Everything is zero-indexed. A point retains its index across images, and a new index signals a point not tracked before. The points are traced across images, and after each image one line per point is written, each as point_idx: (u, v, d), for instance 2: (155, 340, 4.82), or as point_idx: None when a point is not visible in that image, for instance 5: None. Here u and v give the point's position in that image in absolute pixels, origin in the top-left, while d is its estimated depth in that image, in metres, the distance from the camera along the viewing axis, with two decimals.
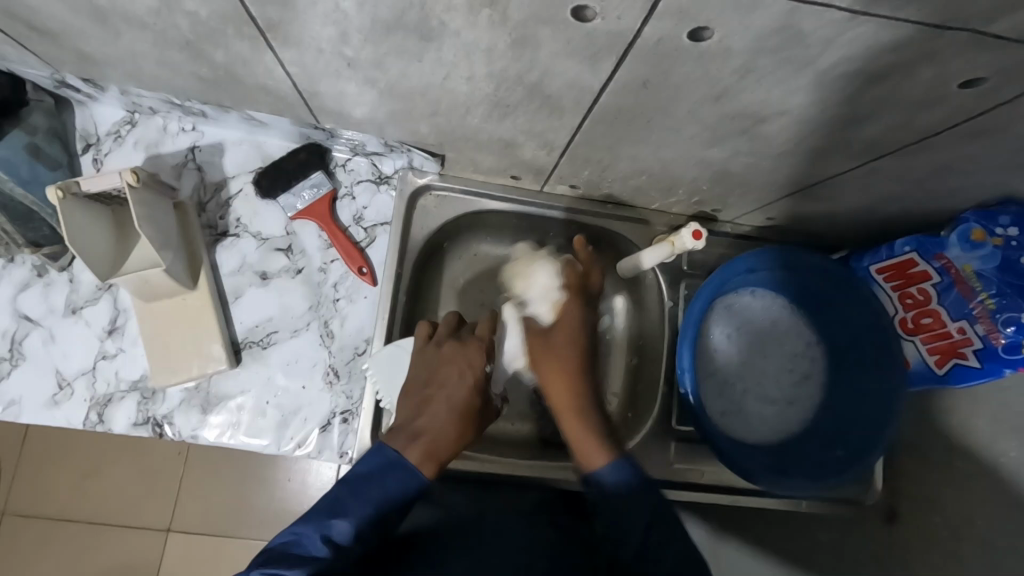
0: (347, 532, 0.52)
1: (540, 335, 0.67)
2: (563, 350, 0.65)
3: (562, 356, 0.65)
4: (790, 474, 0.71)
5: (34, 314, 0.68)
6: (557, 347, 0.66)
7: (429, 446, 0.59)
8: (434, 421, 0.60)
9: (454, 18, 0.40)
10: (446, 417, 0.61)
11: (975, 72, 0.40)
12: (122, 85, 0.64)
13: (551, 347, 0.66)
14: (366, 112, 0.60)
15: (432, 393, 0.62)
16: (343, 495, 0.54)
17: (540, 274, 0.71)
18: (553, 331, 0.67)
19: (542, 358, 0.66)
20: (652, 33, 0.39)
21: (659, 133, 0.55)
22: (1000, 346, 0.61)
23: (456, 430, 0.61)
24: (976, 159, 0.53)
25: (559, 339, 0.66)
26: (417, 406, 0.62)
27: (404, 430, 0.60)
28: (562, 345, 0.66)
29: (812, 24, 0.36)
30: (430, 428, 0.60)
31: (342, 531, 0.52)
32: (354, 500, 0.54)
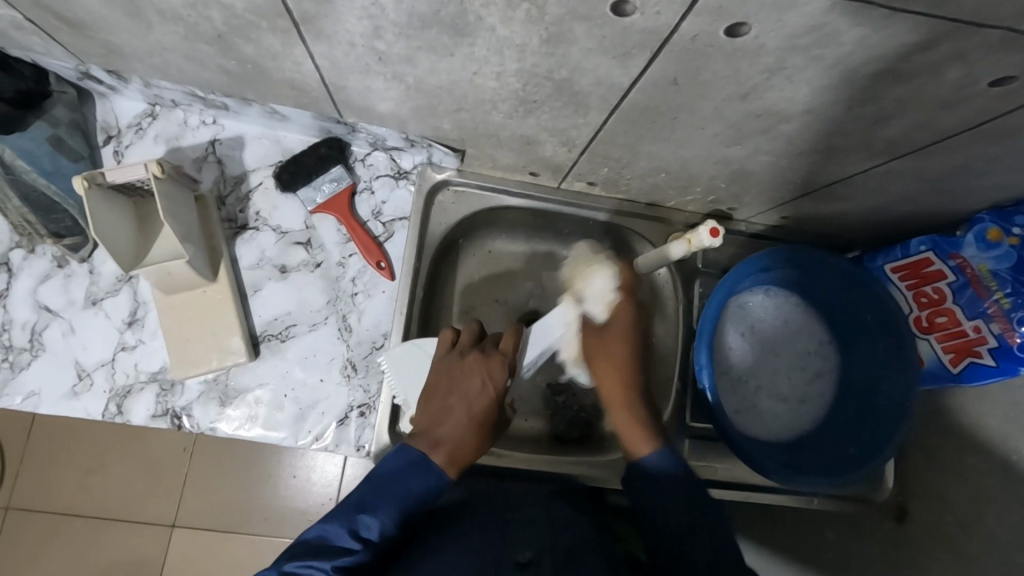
0: (374, 531, 0.54)
1: (597, 338, 0.67)
2: (613, 347, 0.66)
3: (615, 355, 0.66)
4: (805, 472, 0.71)
5: (53, 305, 0.68)
6: (611, 343, 0.66)
7: (452, 450, 0.59)
8: (456, 429, 0.60)
9: (491, 13, 0.41)
10: (467, 426, 0.60)
11: (1004, 73, 0.41)
12: (146, 78, 0.64)
13: (605, 348, 0.67)
14: (391, 108, 0.61)
15: (455, 401, 0.61)
16: (369, 495, 0.55)
17: (597, 278, 0.67)
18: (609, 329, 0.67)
19: (597, 351, 0.67)
20: (687, 30, 0.39)
21: (683, 130, 0.55)
22: (1016, 344, 0.62)
23: (475, 439, 0.60)
24: (997, 160, 0.53)
25: (607, 347, 0.67)
26: (440, 412, 0.61)
27: (427, 435, 0.59)
28: (616, 347, 0.67)
29: (848, 22, 0.37)
30: (453, 434, 0.59)
31: (368, 530, 0.54)
32: (380, 501, 0.55)
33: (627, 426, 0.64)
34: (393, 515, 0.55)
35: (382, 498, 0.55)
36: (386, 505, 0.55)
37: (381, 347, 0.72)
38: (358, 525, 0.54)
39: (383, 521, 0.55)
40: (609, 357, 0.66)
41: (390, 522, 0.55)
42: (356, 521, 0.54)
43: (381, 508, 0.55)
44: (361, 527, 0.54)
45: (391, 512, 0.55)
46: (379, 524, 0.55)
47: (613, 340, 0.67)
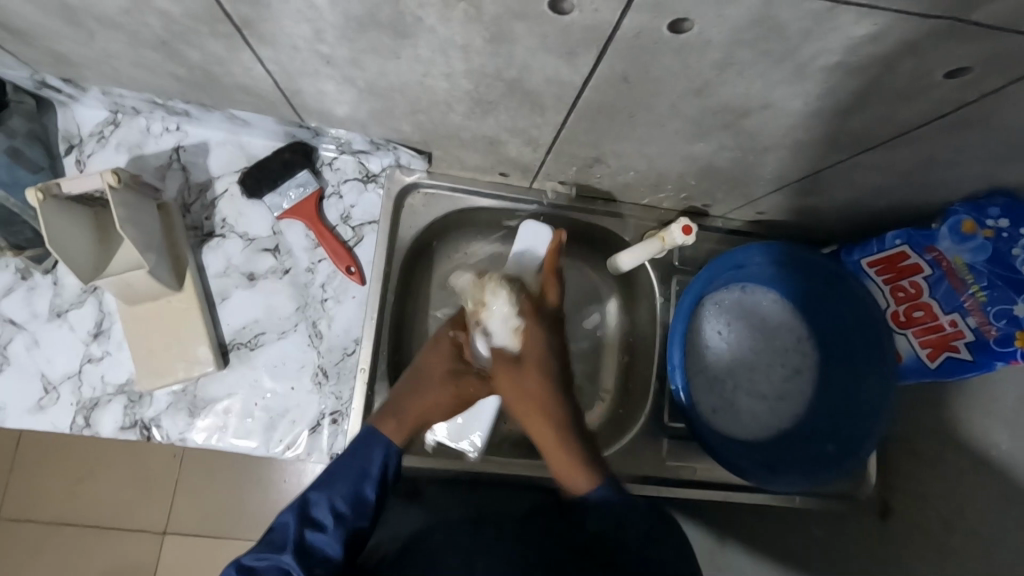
0: (323, 512, 0.59)
1: (512, 373, 0.66)
2: (527, 381, 0.66)
3: (528, 390, 0.66)
4: (782, 471, 0.71)
5: (17, 318, 0.67)
6: (526, 378, 0.66)
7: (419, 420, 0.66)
8: (416, 396, 0.66)
9: (429, 13, 0.39)
10: (424, 393, 0.66)
11: (957, 64, 0.40)
12: (103, 86, 0.64)
13: (522, 382, 0.66)
14: (349, 111, 0.60)
15: (421, 376, 0.67)
16: (320, 478, 0.62)
17: (498, 298, 0.66)
18: (523, 368, 0.66)
19: (509, 383, 0.66)
20: (629, 27, 0.38)
21: (643, 128, 0.54)
22: (992, 338, 0.61)
23: (430, 400, 0.66)
24: (963, 151, 0.52)
25: (515, 379, 0.66)
26: (409, 379, 0.68)
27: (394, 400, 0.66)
28: (535, 380, 0.66)
29: (790, 15, 0.36)
30: (417, 402, 0.66)
31: (319, 512, 0.59)
32: (328, 482, 0.61)
33: (562, 464, 0.63)
34: (342, 493, 0.60)
35: (331, 480, 0.61)
36: (334, 485, 0.61)
37: (352, 352, 0.71)
38: (310, 507, 0.60)
39: (333, 502, 0.60)
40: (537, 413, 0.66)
41: (340, 503, 0.60)
42: (308, 505, 0.60)
43: (329, 488, 0.61)
44: (312, 510, 0.59)
45: (341, 491, 0.60)
46: (328, 505, 0.60)
47: (532, 360, 0.66)
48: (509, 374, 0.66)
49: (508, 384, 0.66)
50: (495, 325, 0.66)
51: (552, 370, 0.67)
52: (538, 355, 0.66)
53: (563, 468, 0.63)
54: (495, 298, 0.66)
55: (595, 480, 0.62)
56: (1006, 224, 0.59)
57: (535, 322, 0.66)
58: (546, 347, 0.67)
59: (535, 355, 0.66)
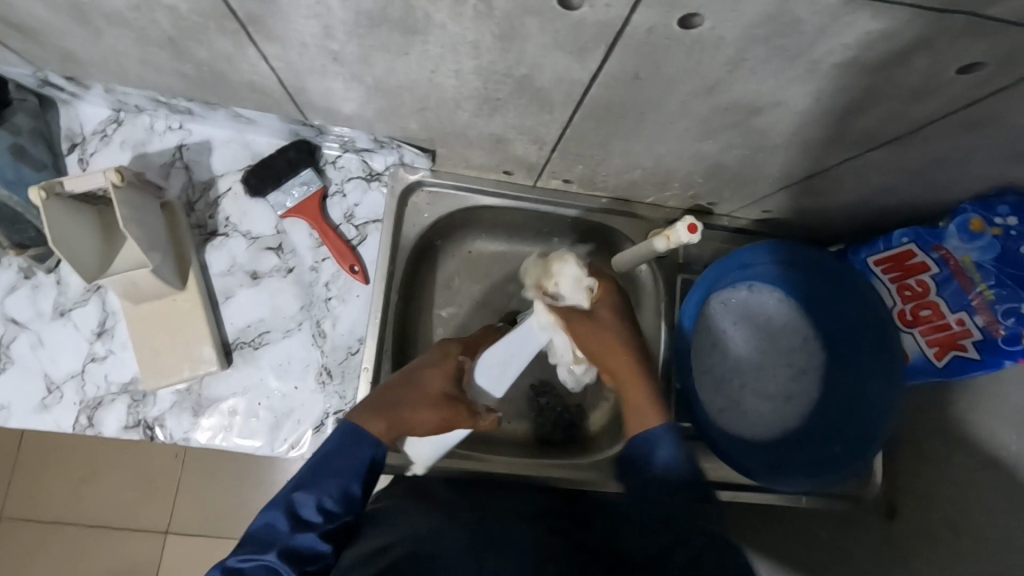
0: (312, 510, 0.55)
1: (590, 326, 0.68)
2: (608, 327, 0.68)
3: (623, 360, 0.68)
4: (787, 470, 0.71)
5: (20, 317, 0.67)
6: (609, 328, 0.68)
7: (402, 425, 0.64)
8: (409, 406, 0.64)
9: (439, 9, 0.39)
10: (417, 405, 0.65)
11: (972, 61, 0.39)
12: (106, 84, 0.63)
13: (598, 331, 0.68)
14: (354, 109, 0.59)
15: (415, 389, 0.66)
16: (303, 477, 0.57)
17: (566, 268, 0.68)
18: (598, 351, 0.68)
19: (591, 334, 0.68)
20: (641, 23, 0.38)
21: (651, 125, 0.54)
22: (1001, 337, 0.60)
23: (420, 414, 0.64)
24: (974, 150, 0.52)
25: (591, 325, 0.68)
26: (402, 385, 0.66)
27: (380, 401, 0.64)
28: (614, 332, 0.68)
29: (805, 11, 0.35)
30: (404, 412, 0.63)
31: (306, 511, 0.55)
32: (315, 481, 0.57)
33: (628, 386, 0.67)
34: (330, 491, 0.57)
35: (317, 479, 0.57)
36: (322, 483, 0.57)
37: (356, 352, 0.71)
38: (295, 507, 0.55)
39: (321, 501, 0.56)
40: (603, 342, 0.68)
41: (329, 500, 0.56)
42: (294, 505, 0.55)
43: (315, 486, 0.56)
44: (299, 509, 0.55)
45: (328, 489, 0.57)
46: (316, 503, 0.55)
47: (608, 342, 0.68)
48: (590, 322, 0.68)
49: (591, 339, 0.68)
50: (566, 296, 0.68)
51: (628, 341, 0.68)
52: (596, 322, 0.68)
53: (636, 419, 0.65)
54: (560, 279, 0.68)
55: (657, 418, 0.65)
56: (1016, 222, 0.59)
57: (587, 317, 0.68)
58: (614, 328, 0.68)
59: (607, 339, 0.68)
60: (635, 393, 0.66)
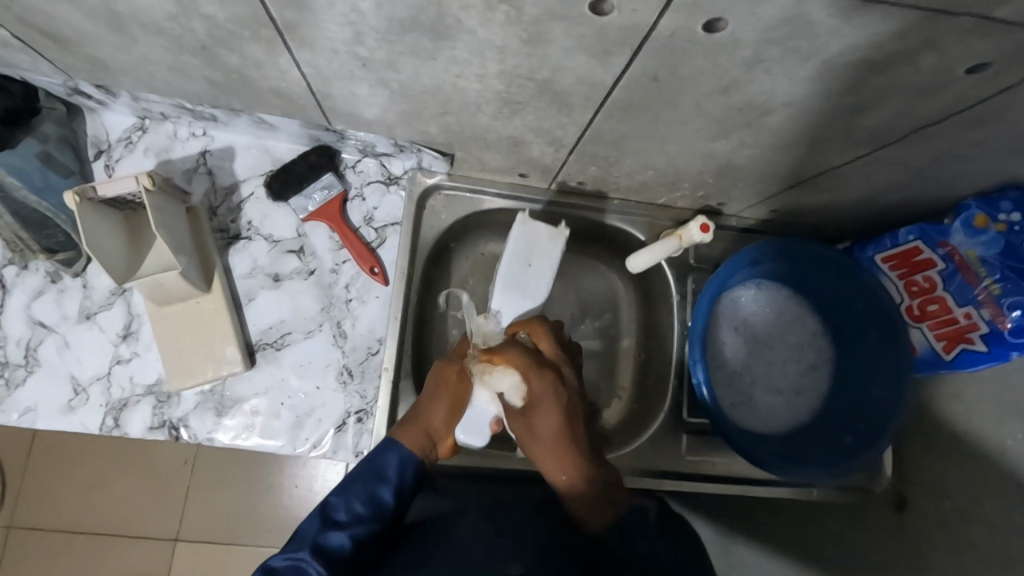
0: (344, 513, 0.60)
1: (520, 363, 0.65)
2: (545, 434, 0.64)
3: (545, 437, 0.64)
4: (805, 463, 0.71)
5: (48, 320, 0.68)
6: (544, 415, 0.64)
7: (430, 421, 0.66)
8: (435, 416, 0.66)
9: (470, 15, 0.41)
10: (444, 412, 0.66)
11: (978, 60, 0.41)
12: (132, 91, 0.65)
13: (544, 404, 0.64)
14: (378, 113, 0.61)
15: (434, 395, 0.66)
16: (340, 482, 0.62)
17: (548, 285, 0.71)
18: (534, 417, 0.64)
19: (531, 440, 0.64)
20: (664, 27, 0.40)
21: (667, 127, 0.56)
22: (1006, 329, 0.62)
23: (445, 412, 0.66)
24: (979, 147, 0.54)
25: (546, 401, 0.64)
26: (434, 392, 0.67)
27: (416, 421, 0.65)
28: (551, 422, 0.64)
29: (821, 14, 0.37)
30: (428, 416, 0.66)
31: (339, 514, 0.60)
32: (346, 486, 0.62)
33: (549, 460, 0.64)
34: (358, 495, 0.61)
35: (350, 485, 0.62)
36: (352, 488, 0.61)
37: (376, 352, 0.72)
38: (330, 511, 0.60)
39: (350, 504, 0.61)
40: (542, 415, 0.64)
41: (358, 504, 0.61)
42: (328, 508, 0.60)
43: (347, 491, 0.62)
44: (333, 512, 0.60)
45: (358, 493, 0.61)
46: (347, 507, 0.61)
47: (545, 404, 0.64)
48: (541, 377, 0.65)
49: (541, 450, 0.64)
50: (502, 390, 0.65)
51: (565, 433, 0.64)
52: (546, 395, 0.64)
53: (552, 465, 0.64)
54: (501, 376, 0.65)
55: (579, 480, 0.63)
56: (1018, 218, 0.60)
57: (542, 389, 0.65)
58: (557, 399, 0.65)
59: (550, 399, 0.64)
60: (567, 466, 0.64)
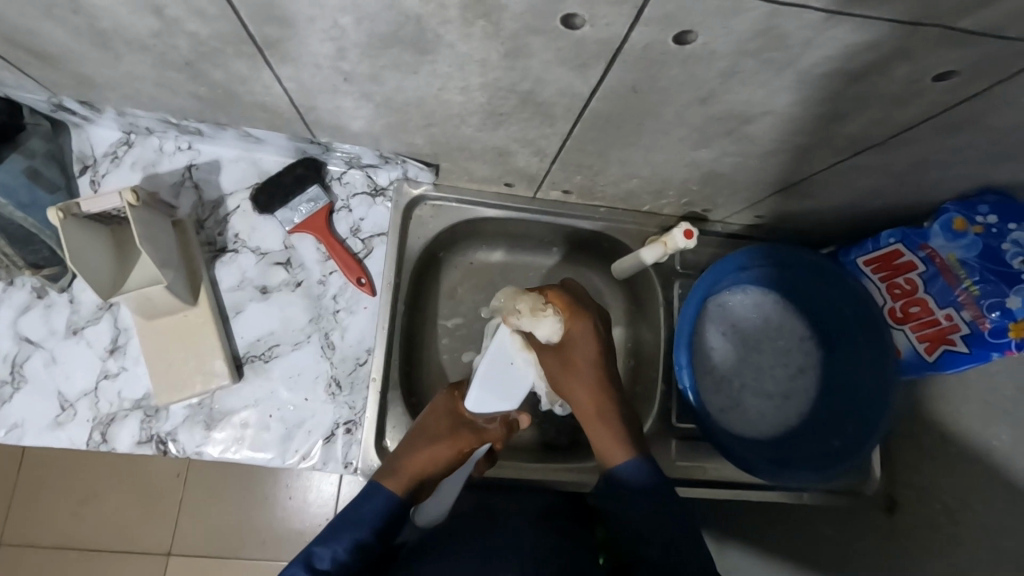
0: (327, 561, 0.60)
1: (582, 345, 0.67)
2: (579, 368, 0.67)
3: (580, 370, 0.68)
4: (794, 466, 0.72)
5: (34, 335, 0.68)
6: (576, 359, 0.67)
7: (420, 476, 0.67)
8: (433, 470, 0.67)
9: (449, 30, 0.42)
10: (442, 465, 0.67)
11: (949, 67, 0.42)
12: (118, 107, 0.65)
13: (574, 362, 0.67)
14: (363, 126, 0.62)
15: (433, 445, 0.66)
16: (323, 534, 0.62)
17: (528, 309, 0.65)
18: (568, 348, 0.67)
19: (564, 380, 0.68)
20: (639, 39, 0.40)
21: (649, 135, 0.56)
22: (987, 330, 0.63)
23: (444, 465, 0.68)
24: (956, 151, 0.55)
25: (582, 338, 0.67)
26: (422, 445, 0.66)
27: (403, 474, 0.65)
28: (585, 353, 0.68)
29: (792, 26, 0.38)
30: (418, 461, 0.66)
31: (321, 562, 0.59)
32: (328, 535, 0.62)
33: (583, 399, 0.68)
34: (343, 543, 0.61)
35: (334, 533, 0.62)
36: (337, 536, 0.62)
37: (365, 362, 0.72)
38: (313, 560, 0.60)
39: (334, 551, 0.60)
40: (580, 347, 0.67)
41: (342, 550, 0.61)
42: (312, 558, 0.60)
43: (333, 540, 0.61)
44: (315, 562, 0.59)
45: (343, 539, 0.61)
46: (332, 555, 0.60)
47: (580, 342, 0.67)
48: (580, 313, 0.67)
49: (574, 384, 0.68)
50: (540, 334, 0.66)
51: (598, 363, 0.69)
52: (584, 329, 0.67)
53: (604, 439, 0.66)
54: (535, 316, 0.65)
55: (631, 456, 0.65)
56: (996, 220, 0.62)
57: (558, 357, 0.67)
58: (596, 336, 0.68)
59: (585, 338, 0.68)
60: (609, 432, 0.66)
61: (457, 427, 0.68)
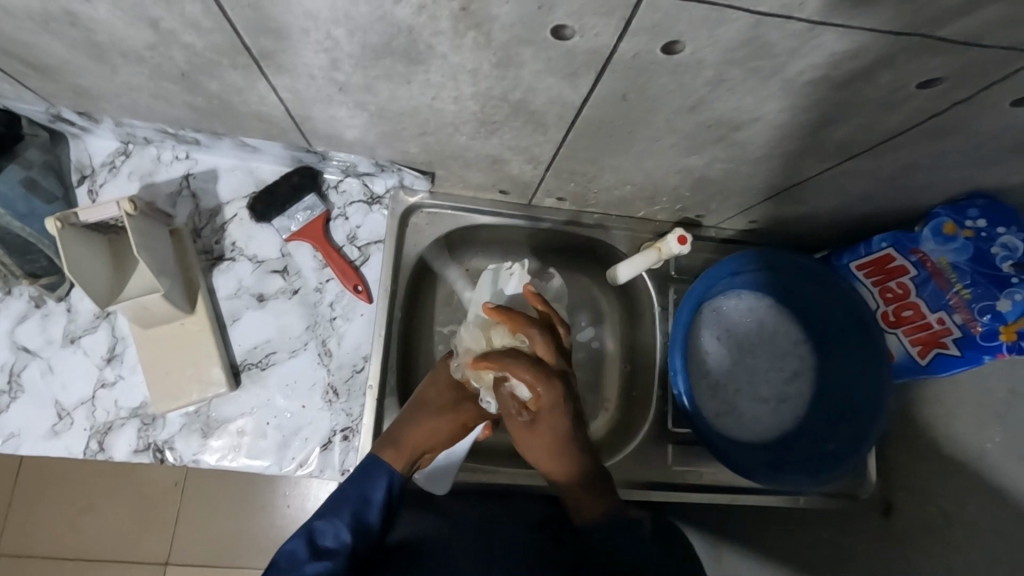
0: (329, 539, 0.59)
1: (552, 403, 0.61)
2: (545, 429, 0.62)
3: (545, 433, 0.62)
4: (787, 470, 0.72)
5: (31, 345, 0.68)
6: (544, 421, 0.62)
7: (416, 446, 0.65)
8: (430, 439, 0.66)
9: (441, 42, 0.42)
10: (442, 434, 0.67)
11: (933, 74, 0.43)
12: (116, 117, 0.66)
13: (539, 430, 0.62)
14: (358, 135, 0.62)
15: (428, 411, 0.67)
16: (325, 506, 0.61)
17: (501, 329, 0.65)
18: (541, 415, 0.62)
19: (533, 434, 0.63)
20: (627, 49, 0.41)
21: (640, 143, 0.57)
22: (978, 333, 0.63)
23: (445, 436, 0.67)
24: (944, 156, 0.55)
25: (554, 410, 0.62)
26: (414, 415, 0.66)
27: (394, 441, 0.64)
28: (549, 427, 0.62)
29: (776, 36, 0.39)
30: (416, 431, 0.65)
31: (323, 539, 0.59)
32: (331, 510, 0.61)
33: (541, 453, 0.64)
34: (345, 521, 0.60)
35: (335, 508, 0.61)
36: (339, 511, 0.60)
37: (361, 369, 0.72)
38: (316, 535, 0.59)
39: (336, 530, 0.60)
40: (551, 411, 0.62)
41: (343, 530, 0.60)
42: (313, 533, 0.60)
43: (335, 515, 0.60)
44: (318, 536, 0.59)
45: (344, 517, 0.60)
46: (333, 532, 0.60)
47: (546, 403, 0.61)
48: (553, 379, 0.62)
49: (530, 441, 0.63)
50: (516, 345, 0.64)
51: (562, 436, 0.62)
52: (555, 393, 0.61)
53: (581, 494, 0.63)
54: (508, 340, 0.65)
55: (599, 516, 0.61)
56: (984, 224, 0.63)
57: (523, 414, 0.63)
58: (564, 403, 0.62)
59: (551, 400, 0.61)
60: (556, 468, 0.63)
61: (458, 400, 0.69)
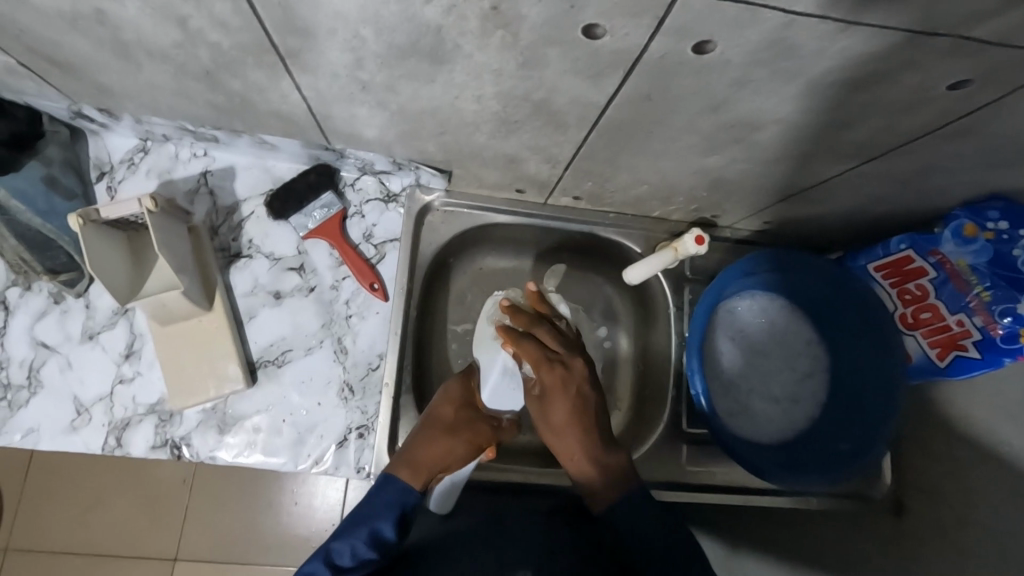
0: (346, 558, 0.59)
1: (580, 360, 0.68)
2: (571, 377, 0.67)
3: (570, 379, 0.67)
4: (804, 472, 0.72)
5: (51, 340, 0.69)
6: (569, 369, 0.67)
7: (431, 465, 0.65)
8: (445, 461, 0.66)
9: (467, 41, 0.42)
10: (457, 455, 0.67)
11: (961, 76, 0.42)
12: (136, 115, 0.66)
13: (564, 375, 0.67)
14: (377, 133, 0.62)
15: (443, 431, 0.67)
16: (340, 528, 0.61)
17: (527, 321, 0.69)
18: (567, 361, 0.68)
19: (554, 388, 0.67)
20: (655, 49, 0.41)
21: (660, 143, 0.57)
22: (999, 335, 0.63)
23: (458, 457, 0.67)
24: (965, 159, 0.55)
25: (578, 347, 0.68)
26: (430, 432, 0.66)
27: (410, 460, 0.64)
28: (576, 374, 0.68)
29: (805, 37, 0.38)
30: (431, 451, 0.65)
31: (341, 559, 0.59)
32: (347, 529, 0.61)
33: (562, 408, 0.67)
34: (361, 539, 0.60)
35: (351, 526, 0.61)
36: (355, 530, 0.60)
37: (377, 367, 0.72)
38: (333, 556, 0.59)
39: (353, 548, 0.60)
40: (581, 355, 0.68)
41: (361, 547, 0.60)
42: (331, 554, 0.59)
43: (351, 534, 0.60)
44: (336, 558, 0.59)
45: (360, 534, 0.60)
46: (351, 551, 0.59)
47: (574, 351, 0.68)
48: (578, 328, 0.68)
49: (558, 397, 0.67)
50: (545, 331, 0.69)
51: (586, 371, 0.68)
52: (580, 343, 0.68)
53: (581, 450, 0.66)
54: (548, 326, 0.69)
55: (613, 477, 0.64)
56: (1006, 226, 0.62)
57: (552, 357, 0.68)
58: (590, 354, 0.69)
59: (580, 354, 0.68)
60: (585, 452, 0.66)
61: (473, 420, 0.69)
